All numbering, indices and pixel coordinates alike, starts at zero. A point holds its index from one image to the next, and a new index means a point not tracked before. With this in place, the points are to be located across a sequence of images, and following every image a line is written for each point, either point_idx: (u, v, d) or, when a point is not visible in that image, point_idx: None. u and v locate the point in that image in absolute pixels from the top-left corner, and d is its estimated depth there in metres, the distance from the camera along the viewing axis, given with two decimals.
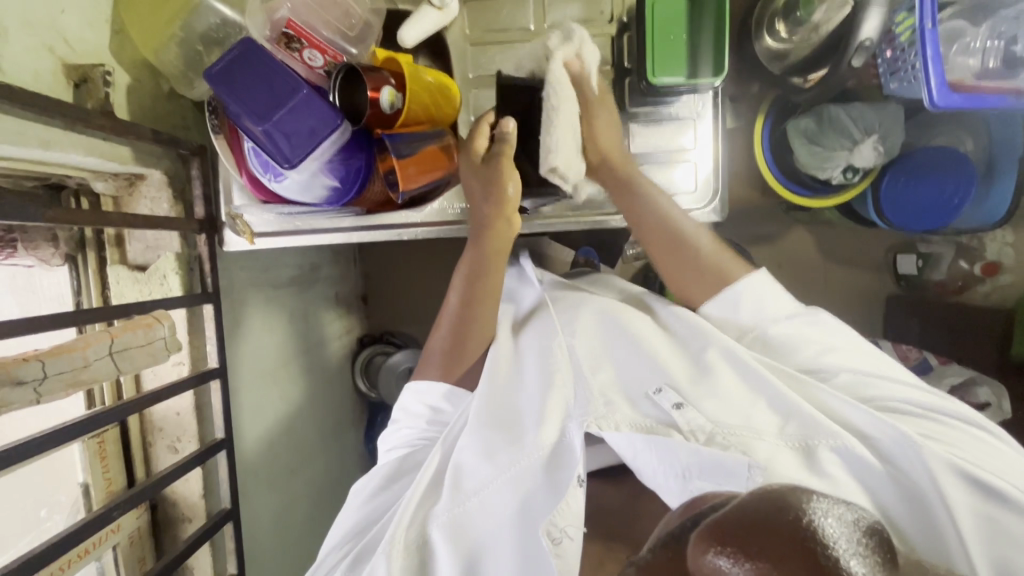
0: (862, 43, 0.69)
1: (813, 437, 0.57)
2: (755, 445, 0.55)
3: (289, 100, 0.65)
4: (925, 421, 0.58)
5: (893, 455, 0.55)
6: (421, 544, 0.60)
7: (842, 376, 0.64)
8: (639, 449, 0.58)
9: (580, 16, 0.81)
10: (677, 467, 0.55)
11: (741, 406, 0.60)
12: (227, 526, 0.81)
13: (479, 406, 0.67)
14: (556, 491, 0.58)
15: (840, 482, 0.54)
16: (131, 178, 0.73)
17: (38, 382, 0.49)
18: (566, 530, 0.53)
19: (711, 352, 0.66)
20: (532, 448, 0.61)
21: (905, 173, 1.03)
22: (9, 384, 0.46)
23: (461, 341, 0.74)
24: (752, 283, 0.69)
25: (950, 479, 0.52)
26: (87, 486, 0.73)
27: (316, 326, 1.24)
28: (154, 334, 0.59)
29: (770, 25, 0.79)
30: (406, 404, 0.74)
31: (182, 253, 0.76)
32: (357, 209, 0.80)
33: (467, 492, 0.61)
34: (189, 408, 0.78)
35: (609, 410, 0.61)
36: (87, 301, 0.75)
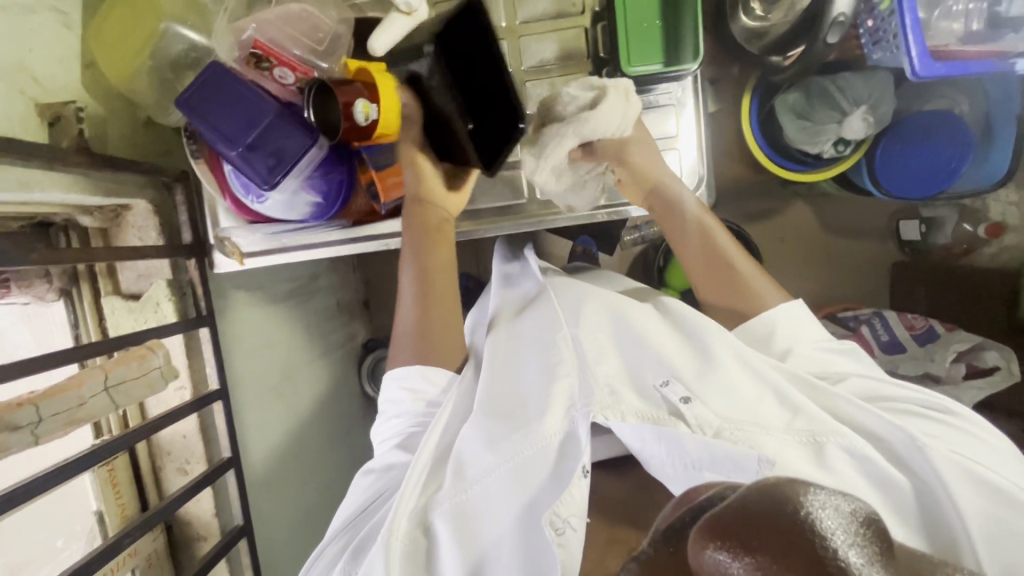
0: (837, 18, 0.68)
1: (821, 434, 0.57)
2: (763, 440, 0.56)
3: (260, 122, 0.64)
4: (931, 420, 0.59)
5: (905, 457, 0.57)
6: (424, 527, 0.61)
7: (850, 379, 0.65)
8: (649, 445, 0.57)
9: (552, 9, 0.78)
10: (684, 458, 0.54)
11: (748, 400, 0.60)
12: (242, 542, 0.82)
13: (486, 396, 0.68)
14: (562, 477, 0.58)
15: (847, 479, 0.54)
16: (117, 209, 0.75)
17: (34, 425, 0.49)
18: (570, 520, 0.54)
19: (719, 346, 0.66)
20: (535, 436, 0.61)
21: (897, 140, 1.03)
22: (7, 429, 0.47)
23: (427, 322, 0.75)
24: (794, 312, 0.71)
25: (959, 480, 0.53)
26: (101, 514, 0.74)
27: (318, 335, 1.25)
28: (149, 364, 0.61)
29: (744, 3, 0.76)
30: (389, 393, 0.75)
31: (174, 279, 0.77)
32: (344, 221, 0.81)
33: (471, 478, 0.62)
34: (194, 430, 0.79)
35: (613, 400, 0.60)
36: (86, 333, 0.76)
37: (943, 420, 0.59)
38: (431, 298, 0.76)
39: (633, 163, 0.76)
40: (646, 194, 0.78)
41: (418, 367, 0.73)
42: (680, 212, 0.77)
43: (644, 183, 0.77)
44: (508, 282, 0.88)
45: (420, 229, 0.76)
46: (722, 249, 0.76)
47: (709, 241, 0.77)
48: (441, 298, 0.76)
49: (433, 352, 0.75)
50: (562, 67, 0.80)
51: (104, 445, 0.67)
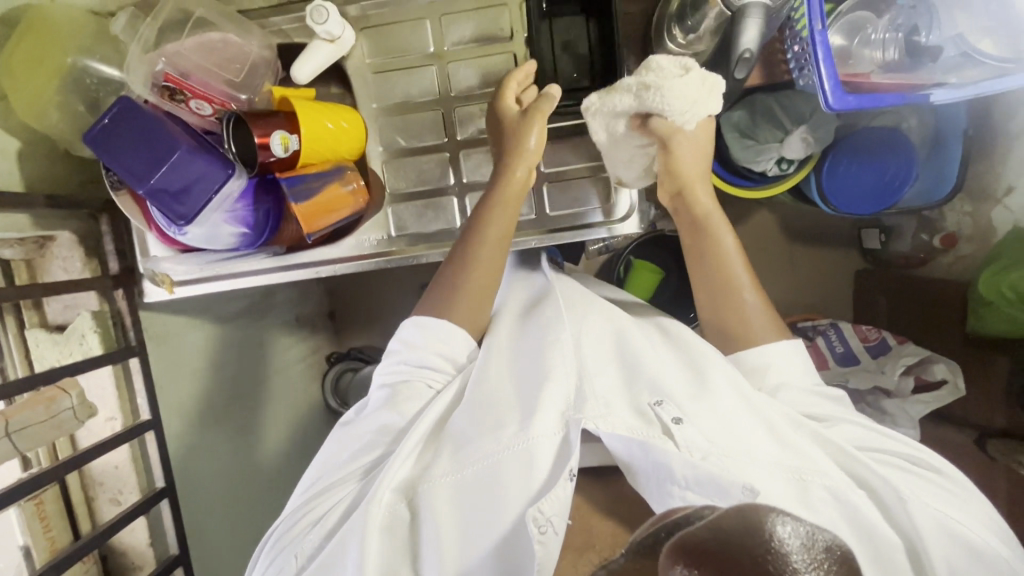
0: (744, 54, 0.65)
1: (808, 473, 0.58)
2: (749, 469, 0.56)
3: (168, 159, 0.63)
4: (918, 475, 0.62)
5: (890, 507, 0.58)
6: (408, 501, 0.62)
7: (844, 424, 0.66)
8: (633, 454, 0.59)
9: (478, 34, 0.77)
10: (670, 474, 0.55)
11: (739, 426, 0.61)
12: (180, 570, 0.82)
13: (478, 392, 0.67)
14: (548, 483, 0.59)
15: (832, 521, 0.55)
16: (40, 241, 0.74)
17: None
18: (552, 520, 0.55)
19: (717, 372, 0.66)
20: (526, 433, 0.62)
21: (845, 155, 1.03)
22: None
23: (462, 281, 0.73)
24: (785, 356, 0.70)
25: (934, 536, 0.56)
26: (28, 549, 0.73)
27: (277, 351, 1.25)
28: (58, 406, 0.60)
29: (665, 31, 0.74)
30: (403, 333, 0.74)
31: (101, 310, 0.76)
32: (277, 248, 0.80)
33: (460, 469, 0.62)
34: (126, 460, 0.79)
35: (606, 411, 0.62)
36: (12, 366, 0.75)
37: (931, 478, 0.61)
38: (471, 267, 0.72)
39: (676, 165, 0.73)
40: (678, 201, 0.76)
41: (438, 321, 0.72)
42: (707, 229, 0.74)
43: (682, 185, 0.74)
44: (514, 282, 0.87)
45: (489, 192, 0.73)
46: (736, 277, 0.73)
47: (726, 262, 0.74)
48: (486, 264, 0.72)
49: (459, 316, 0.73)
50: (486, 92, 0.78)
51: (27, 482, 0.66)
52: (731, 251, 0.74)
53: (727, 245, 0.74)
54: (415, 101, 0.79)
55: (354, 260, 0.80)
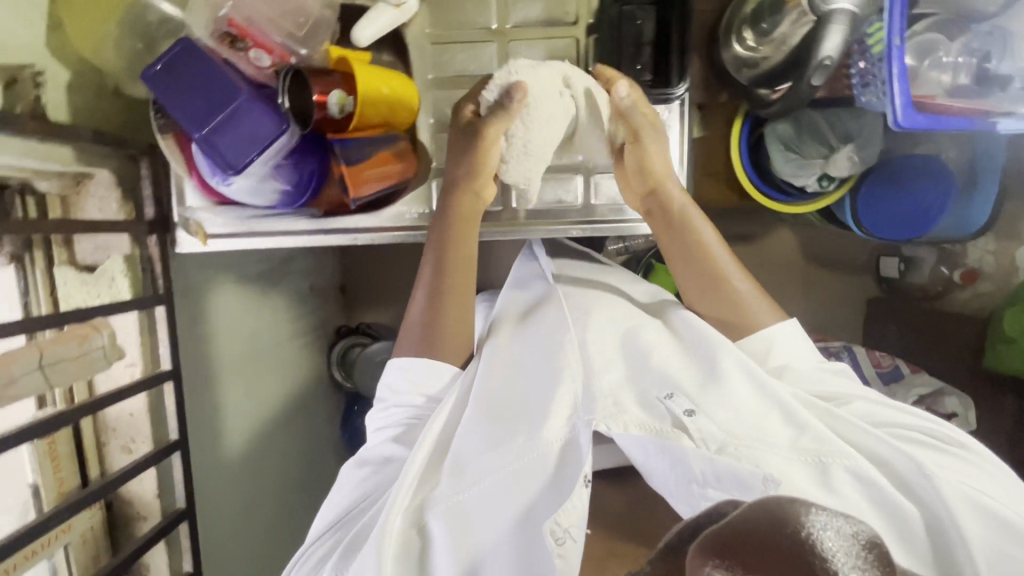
0: (822, 61, 0.63)
1: (827, 455, 0.57)
2: (766, 457, 0.56)
3: (228, 106, 0.62)
4: (939, 449, 0.59)
5: (913, 486, 0.56)
6: (419, 528, 0.61)
7: (852, 401, 0.66)
8: (651, 454, 0.59)
9: (543, 16, 0.76)
10: (689, 473, 0.57)
11: (753, 416, 0.60)
12: (184, 525, 0.81)
13: (479, 397, 0.68)
14: (560, 488, 0.58)
15: (855, 504, 0.55)
16: (78, 177, 0.72)
17: None
18: (570, 531, 0.55)
19: (727, 361, 0.65)
20: (537, 441, 0.61)
21: (881, 183, 1.03)
22: None
23: (441, 313, 0.74)
24: (785, 333, 0.70)
25: (966, 512, 0.53)
26: (37, 488, 0.72)
27: (289, 318, 1.24)
28: (91, 344, 0.59)
29: (738, 33, 0.76)
30: (390, 379, 0.74)
31: (133, 254, 0.75)
32: (315, 210, 0.78)
33: (470, 480, 0.61)
34: (142, 408, 0.78)
35: (617, 409, 0.61)
36: (37, 302, 0.74)
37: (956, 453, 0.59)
38: (446, 293, 0.74)
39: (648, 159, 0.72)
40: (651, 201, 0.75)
41: (424, 360, 0.73)
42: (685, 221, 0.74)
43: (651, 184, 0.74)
44: (516, 282, 0.86)
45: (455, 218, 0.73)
46: (721, 265, 0.73)
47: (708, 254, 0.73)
48: (459, 282, 0.74)
49: (440, 345, 0.74)
50: None
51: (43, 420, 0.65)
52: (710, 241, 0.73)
53: (704, 235, 0.74)
54: (470, 77, 0.78)
55: (392, 231, 0.79)
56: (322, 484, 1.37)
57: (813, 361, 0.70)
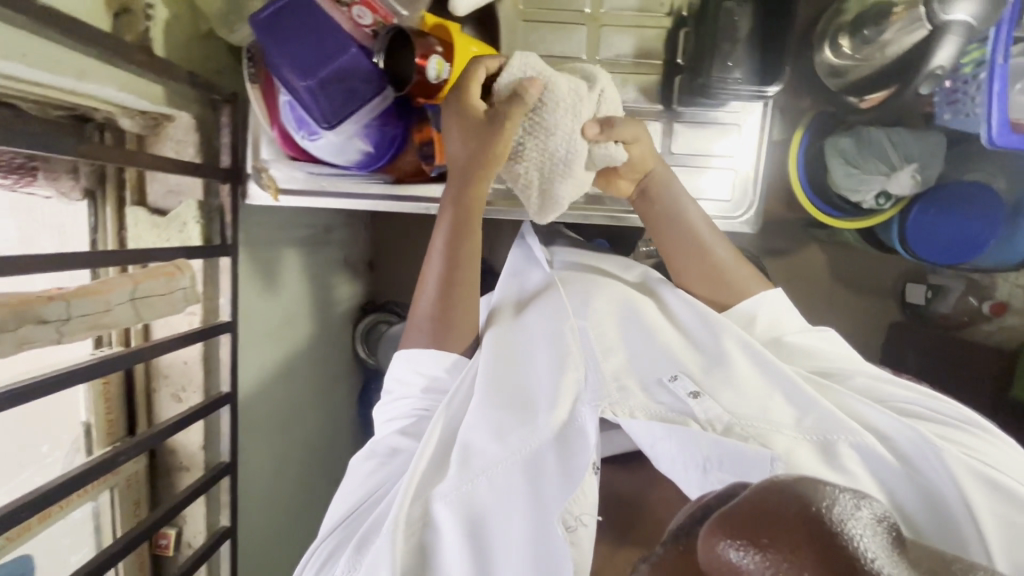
0: (935, 71, 0.67)
1: (832, 433, 0.57)
2: (772, 437, 0.56)
3: (337, 58, 0.64)
4: (940, 424, 0.59)
5: (916, 461, 0.55)
6: (425, 522, 0.59)
7: (845, 377, 0.66)
8: (657, 438, 0.57)
9: (637, 5, 0.77)
10: (697, 457, 0.54)
11: (757, 399, 0.60)
12: (225, 480, 0.81)
13: (485, 380, 0.65)
14: (569, 475, 0.58)
15: (859, 479, 0.54)
16: (158, 117, 0.71)
17: (62, 322, 0.45)
18: (582, 518, 0.56)
19: (729, 341, 0.65)
20: (543, 428, 0.60)
21: (932, 207, 1.04)
22: (35, 321, 0.43)
23: (451, 310, 0.68)
24: (771, 301, 0.71)
25: (972, 482, 0.51)
26: (89, 426, 0.72)
27: (324, 287, 1.24)
28: (175, 284, 0.58)
29: (833, 38, 0.78)
30: (399, 371, 0.70)
31: (204, 201, 0.74)
32: (387, 176, 0.79)
33: (477, 469, 0.60)
34: (196, 357, 0.77)
35: (622, 395, 0.61)
36: (103, 240, 0.73)
37: (957, 425, 0.58)
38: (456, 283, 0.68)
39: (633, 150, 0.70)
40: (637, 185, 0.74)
41: (433, 350, 0.68)
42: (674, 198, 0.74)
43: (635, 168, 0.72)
44: (513, 270, 0.80)
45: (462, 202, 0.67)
46: (706, 238, 0.74)
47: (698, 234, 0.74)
48: (466, 283, 0.68)
49: (448, 342, 0.69)
50: (636, 64, 0.78)
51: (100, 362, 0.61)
52: (699, 217, 0.73)
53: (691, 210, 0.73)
54: (558, 58, 0.78)
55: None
56: (337, 457, 1.36)
57: (799, 327, 0.70)
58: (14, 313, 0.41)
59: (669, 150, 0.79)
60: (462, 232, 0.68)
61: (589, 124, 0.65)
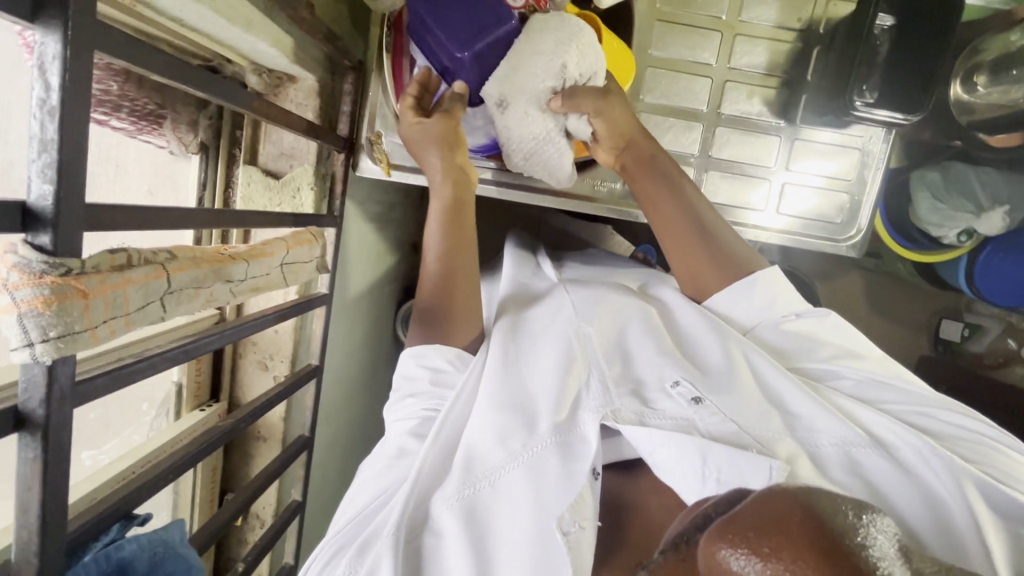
0: None
1: (832, 442, 0.54)
2: (776, 443, 0.52)
3: (494, 33, 0.60)
4: (945, 437, 0.56)
5: (918, 471, 0.52)
6: (424, 525, 0.57)
7: (845, 381, 0.63)
8: (655, 445, 0.52)
9: (774, 18, 0.76)
10: (696, 461, 0.50)
11: (759, 407, 0.56)
12: (302, 456, 0.79)
13: (488, 380, 0.62)
14: (569, 477, 0.54)
15: (857, 488, 0.51)
16: (282, 77, 0.69)
17: (240, 282, 0.45)
18: (578, 522, 0.50)
19: (733, 350, 0.63)
20: (542, 434, 0.56)
21: (1003, 250, 1.02)
22: (223, 279, 0.42)
23: (454, 298, 0.67)
24: (772, 279, 0.67)
25: (972, 492, 0.49)
26: (180, 388, 0.70)
27: (385, 266, 1.22)
28: (312, 252, 0.57)
29: (969, 76, 0.82)
30: (405, 369, 0.67)
31: (319, 168, 0.72)
32: (495, 162, 0.80)
33: (479, 474, 0.57)
34: (289, 327, 0.75)
35: (625, 403, 0.57)
36: (210, 198, 0.71)
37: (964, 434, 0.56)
38: (456, 275, 0.68)
39: (616, 121, 0.66)
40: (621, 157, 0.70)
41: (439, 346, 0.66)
42: (661, 167, 0.69)
43: (618, 140, 0.68)
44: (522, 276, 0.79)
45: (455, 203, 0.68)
46: (703, 213, 0.69)
47: (690, 210, 0.69)
48: (466, 274, 0.68)
49: (449, 332, 0.67)
50: (766, 77, 0.78)
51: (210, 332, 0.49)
52: (687, 189, 0.69)
53: (678, 179, 0.69)
54: (689, 62, 0.77)
55: (579, 200, 0.82)
56: (372, 438, 1.34)
57: (791, 309, 0.66)
58: (212, 271, 0.41)
59: (785, 165, 0.79)
60: (455, 229, 0.68)
61: (551, 98, 0.61)
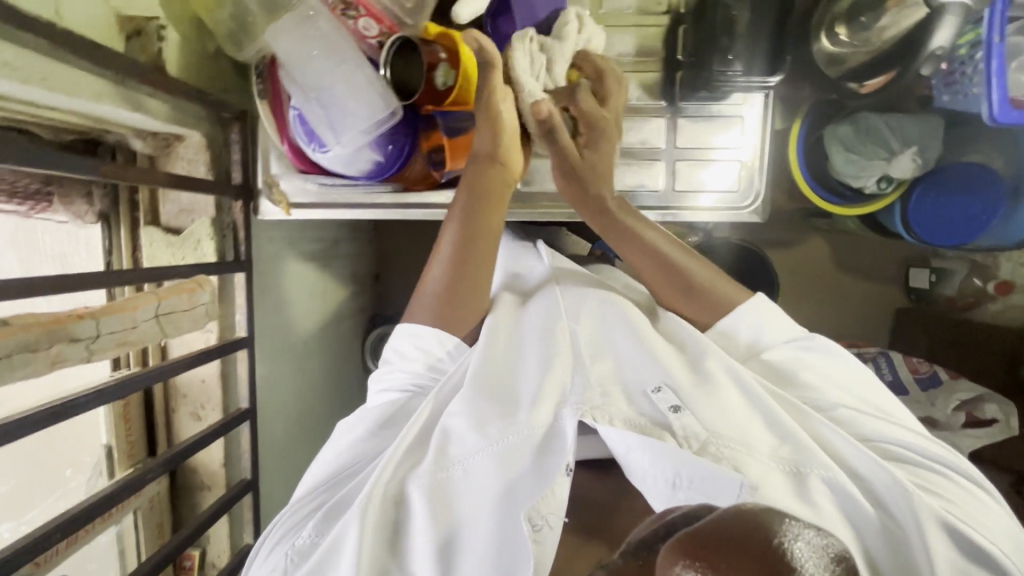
0: (933, 52, 0.72)
1: (805, 464, 0.53)
2: (745, 461, 0.52)
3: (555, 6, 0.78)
4: (924, 466, 0.55)
5: (886, 500, 0.53)
6: (397, 501, 0.56)
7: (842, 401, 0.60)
8: (630, 446, 0.54)
9: (635, 6, 0.80)
10: (667, 471, 0.51)
11: (739, 418, 0.55)
12: (247, 497, 0.80)
13: (476, 369, 0.60)
14: (545, 473, 0.54)
15: (824, 513, 0.50)
16: (169, 138, 0.72)
17: (92, 339, 0.47)
18: (548, 518, 0.52)
19: (713, 362, 0.59)
20: (524, 425, 0.56)
21: (933, 190, 1.01)
22: (66, 339, 0.44)
23: (457, 288, 0.63)
24: (759, 309, 0.63)
25: (936, 533, 0.49)
26: (110, 449, 0.72)
27: (335, 301, 1.21)
28: (197, 299, 0.59)
29: (830, 27, 0.82)
30: (397, 344, 0.64)
31: (218, 219, 0.75)
32: (394, 185, 0.77)
33: (453, 459, 0.57)
34: (215, 375, 0.76)
35: (604, 402, 0.57)
36: (118, 261, 0.73)
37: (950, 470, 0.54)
38: (462, 262, 0.64)
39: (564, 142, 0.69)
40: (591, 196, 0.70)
41: (436, 330, 0.62)
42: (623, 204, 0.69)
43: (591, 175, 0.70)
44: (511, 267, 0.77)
45: (477, 192, 0.66)
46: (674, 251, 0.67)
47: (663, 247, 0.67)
48: (477, 270, 0.64)
49: (457, 320, 0.63)
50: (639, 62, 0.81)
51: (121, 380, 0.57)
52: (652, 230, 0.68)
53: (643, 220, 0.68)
54: None
55: None
56: None
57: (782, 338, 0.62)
58: (45, 333, 0.43)
59: (676, 144, 0.81)
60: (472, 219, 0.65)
61: None
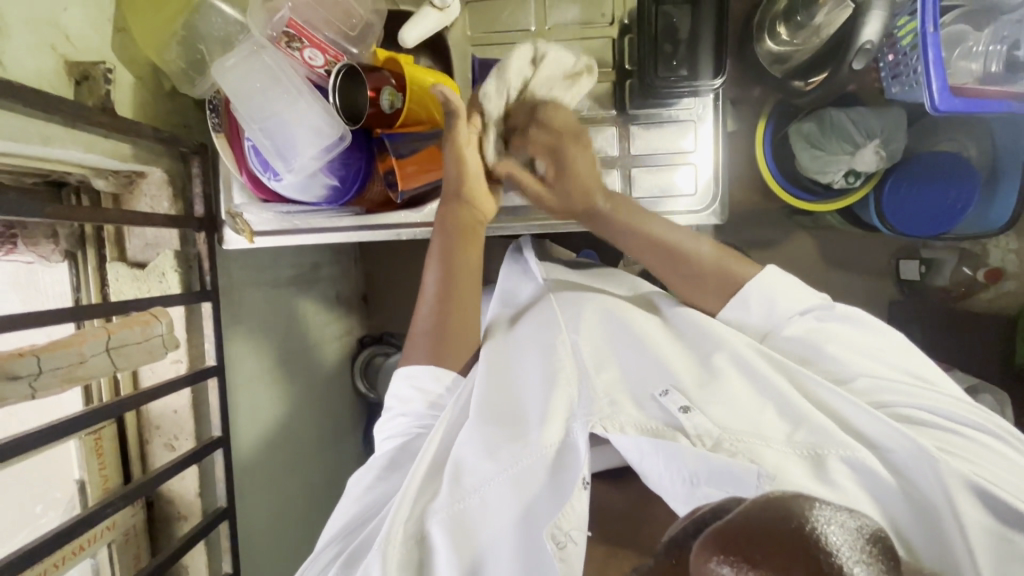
0: (863, 45, 0.75)
1: (822, 446, 0.51)
2: (762, 452, 0.50)
3: None
4: (942, 432, 0.53)
5: (907, 470, 0.49)
6: (419, 539, 0.54)
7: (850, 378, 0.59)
8: (644, 453, 0.52)
9: (579, 18, 0.81)
10: (684, 470, 0.49)
11: (747, 411, 0.54)
12: (223, 525, 0.80)
13: (481, 398, 0.60)
14: (562, 491, 0.53)
15: (850, 494, 0.47)
16: (131, 175, 0.73)
17: (34, 376, 0.50)
18: (572, 534, 0.49)
19: (720, 355, 0.60)
20: (536, 445, 0.55)
21: (905, 179, 0.99)
22: (5, 377, 0.48)
23: (447, 327, 0.66)
24: (765, 284, 0.64)
25: (962, 496, 0.46)
26: (83, 482, 0.73)
27: (319, 324, 1.22)
28: (152, 331, 0.60)
29: (773, 28, 0.85)
30: (396, 390, 0.66)
31: (182, 250, 0.76)
32: (356, 209, 0.79)
33: (468, 487, 0.55)
34: (185, 405, 0.77)
35: (613, 410, 0.55)
36: (86, 296, 0.76)
37: (967, 436, 0.52)
38: (453, 302, 0.67)
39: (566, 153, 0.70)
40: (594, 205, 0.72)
41: (431, 367, 0.64)
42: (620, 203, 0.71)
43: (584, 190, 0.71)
44: (507, 289, 0.79)
45: (451, 231, 0.69)
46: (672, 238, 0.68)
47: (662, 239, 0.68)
48: (463, 302, 0.67)
49: (447, 354, 0.66)
50: None
51: (94, 410, 0.60)
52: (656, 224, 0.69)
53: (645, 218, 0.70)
54: None
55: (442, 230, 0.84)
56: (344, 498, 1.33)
57: (797, 308, 0.63)
58: None
59: (630, 153, 0.81)
60: (453, 256, 0.69)
61: None
